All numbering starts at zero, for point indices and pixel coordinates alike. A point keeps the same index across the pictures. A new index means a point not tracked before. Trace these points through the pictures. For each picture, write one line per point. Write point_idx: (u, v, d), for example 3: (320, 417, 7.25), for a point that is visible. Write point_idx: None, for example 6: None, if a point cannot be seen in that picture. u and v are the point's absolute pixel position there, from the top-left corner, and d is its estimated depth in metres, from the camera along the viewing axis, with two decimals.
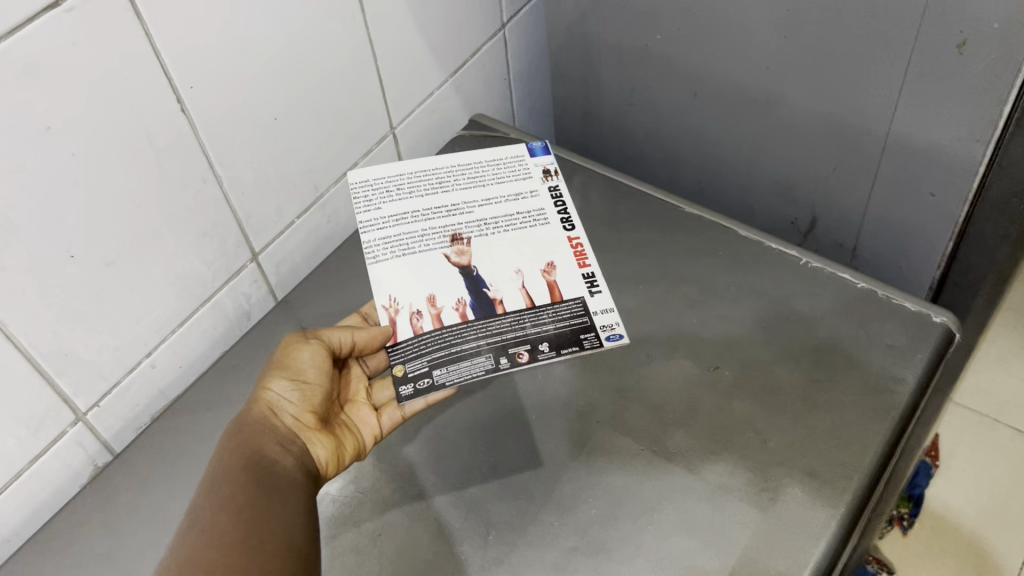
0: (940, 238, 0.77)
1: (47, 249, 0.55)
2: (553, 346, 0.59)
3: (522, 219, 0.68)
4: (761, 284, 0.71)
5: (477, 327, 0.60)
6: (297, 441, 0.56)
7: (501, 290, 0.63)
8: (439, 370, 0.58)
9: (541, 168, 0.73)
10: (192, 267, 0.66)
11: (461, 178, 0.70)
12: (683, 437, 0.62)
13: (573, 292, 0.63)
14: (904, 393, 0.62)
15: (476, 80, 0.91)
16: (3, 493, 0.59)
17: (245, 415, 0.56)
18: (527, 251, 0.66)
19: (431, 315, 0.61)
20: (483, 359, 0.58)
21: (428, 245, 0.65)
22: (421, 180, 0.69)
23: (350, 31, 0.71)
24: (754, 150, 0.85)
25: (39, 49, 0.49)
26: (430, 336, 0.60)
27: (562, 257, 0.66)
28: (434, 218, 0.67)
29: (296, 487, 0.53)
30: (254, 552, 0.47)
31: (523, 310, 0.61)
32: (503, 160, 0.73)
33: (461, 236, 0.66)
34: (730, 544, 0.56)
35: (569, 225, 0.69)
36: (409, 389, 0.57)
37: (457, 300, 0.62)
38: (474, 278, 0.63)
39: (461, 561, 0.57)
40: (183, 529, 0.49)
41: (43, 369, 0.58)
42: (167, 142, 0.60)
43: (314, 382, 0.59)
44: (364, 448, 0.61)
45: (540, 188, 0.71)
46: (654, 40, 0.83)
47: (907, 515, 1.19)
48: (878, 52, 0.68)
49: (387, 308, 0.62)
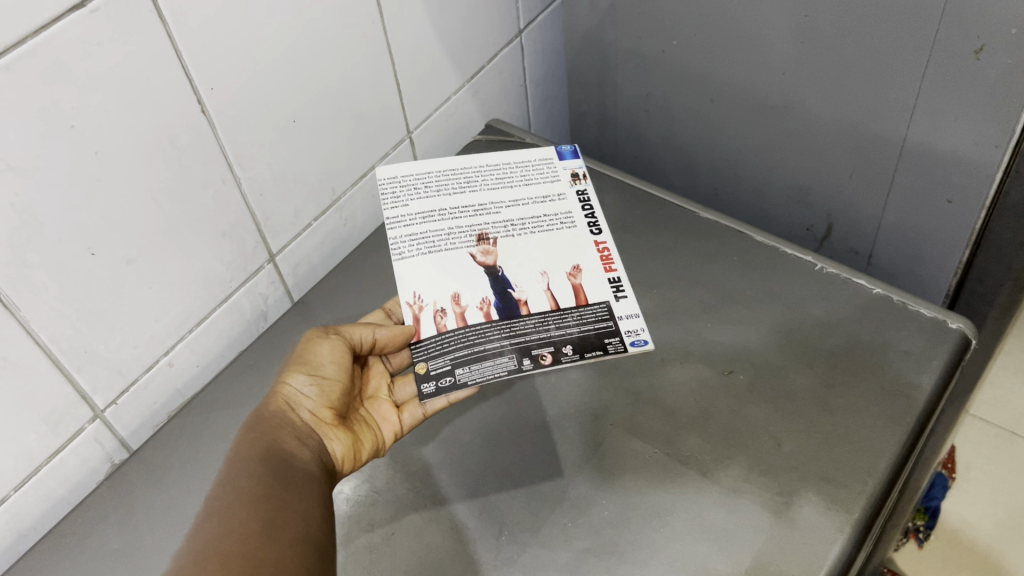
0: (958, 245, 0.77)
1: (70, 246, 0.55)
2: (576, 349, 0.59)
3: (548, 221, 0.69)
4: (776, 289, 0.71)
5: (501, 327, 0.60)
6: (314, 436, 0.58)
7: (526, 291, 0.63)
8: (462, 369, 0.58)
9: (570, 171, 0.73)
10: (210, 267, 0.67)
11: (490, 178, 0.71)
12: (697, 440, 0.62)
13: (598, 297, 0.63)
14: (921, 400, 0.62)
15: (493, 85, 0.92)
16: (22, 487, 0.59)
17: (263, 409, 0.57)
18: (553, 253, 0.66)
19: (455, 313, 0.61)
20: (506, 360, 0.58)
21: (454, 244, 0.66)
22: (449, 179, 0.70)
23: (369, 36, 0.72)
24: (770, 156, 0.85)
25: (65, 48, 0.50)
26: (453, 336, 0.60)
27: (587, 261, 0.66)
28: (460, 217, 0.67)
29: (311, 479, 0.54)
30: (270, 538, 0.47)
31: (549, 312, 0.61)
32: (533, 162, 0.73)
33: (487, 236, 0.67)
34: (744, 548, 0.55)
35: (596, 229, 0.69)
36: (430, 387, 0.57)
37: (481, 300, 0.62)
38: (501, 279, 0.63)
39: (474, 561, 0.57)
40: (200, 514, 0.49)
41: (63, 365, 0.58)
42: (188, 142, 0.61)
43: (333, 378, 0.60)
44: (383, 444, 0.62)
45: (568, 192, 0.71)
46: (670, 45, 0.83)
47: (922, 527, 1.18)
48: (895, 57, 0.68)
49: (411, 305, 0.62)
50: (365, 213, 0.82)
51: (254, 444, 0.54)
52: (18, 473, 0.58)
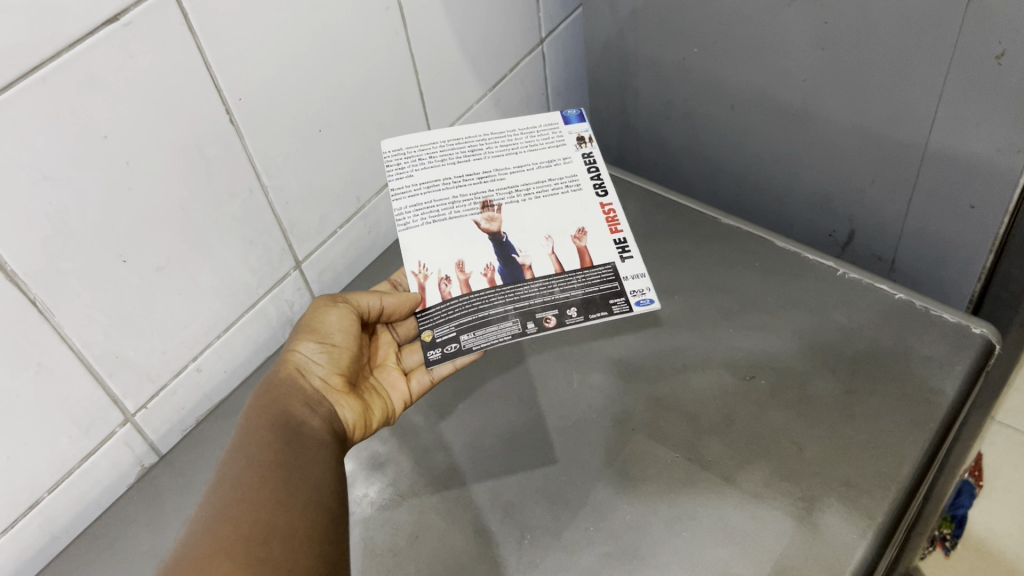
0: (981, 250, 0.77)
1: (101, 254, 0.57)
2: (581, 310, 0.61)
3: (554, 185, 0.68)
4: (798, 295, 0.71)
5: (505, 292, 0.62)
6: (324, 403, 0.58)
7: (530, 255, 0.64)
8: (467, 335, 0.60)
9: (575, 135, 0.71)
10: (238, 274, 0.68)
11: (495, 144, 0.69)
12: (719, 445, 0.62)
13: (604, 256, 0.64)
14: (943, 404, 0.62)
15: (515, 94, 0.93)
16: (54, 491, 0.61)
17: (274, 375, 0.58)
18: (559, 216, 0.67)
19: (459, 280, 0.63)
20: (510, 324, 0.60)
21: (458, 212, 0.66)
22: (455, 146, 0.68)
23: (393, 47, 0.73)
24: (792, 162, 0.85)
25: (97, 61, 0.52)
26: (457, 302, 0.62)
27: (594, 222, 0.66)
28: (466, 185, 0.67)
29: (322, 445, 0.54)
30: (282, 507, 0.48)
31: (553, 275, 0.63)
32: (537, 126, 0.71)
33: (491, 203, 0.66)
34: (766, 552, 0.56)
35: (602, 190, 0.69)
36: (436, 353, 0.60)
37: (486, 266, 0.63)
38: (504, 244, 0.64)
39: (497, 563, 0.58)
40: (213, 485, 0.50)
41: (95, 370, 0.60)
42: (217, 152, 0.62)
43: (341, 345, 0.61)
44: (392, 412, 0.64)
45: (574, 155, 0.70)
46: (691, 54, 0.84)
47: (949, 536, 1.18)
48: (915, 62, 0.68)
49: (416, 274, 0.63)
50: (388, 222, 0.84)
51: (264, 412, 0.54)
52: (52, 476, 0.60)
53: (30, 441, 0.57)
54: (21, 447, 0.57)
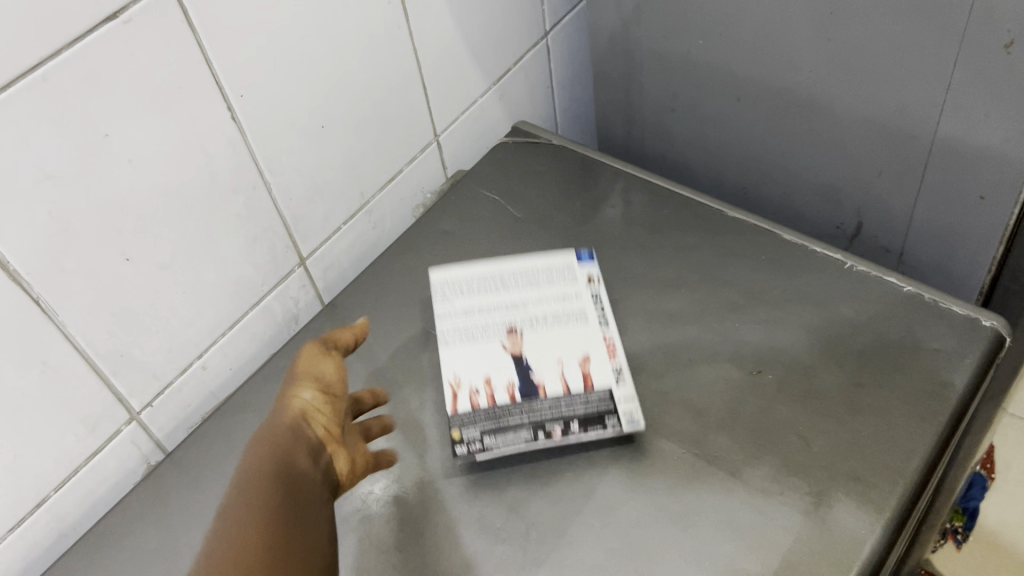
0: (991, 242, 0.76)
1: (105, 253, 0.57)
2: (581, 424, 0.62)
3: (566, 314, 0.70)
4: (805, 288, 0.71)
5: (523, 407, 0.63)
6: (325, 455, 0.56)
7: (542, 375, 0.65)
8: (489, 437, 0.61)
9: (587, 274, 0.73)
10: (241, 271, 0.68)
11: (521, 277, 0.73)
12: (725, 440, 0.61)
13: (601, 382, 0.64)
14: (952, 397, 0.61)
15: (518, 88, 0.92)
16: (61, 489, 0.61)
17: (271, 421, 0.56)
18: (568, 341, 0.68)
19: (486, 393, 0.64)
20: (525, 433, 0.61)
21: (488, 335, 0.68)
22: (489, 279, 0.73)
23: (395, 43, 0.73)
24: (799, 154, 0.84)
25: (98, 59, 0.51)
26: (484, 412, 0.63)
27: (596, 350, 0.67)
28: (495, 314, 0.70)
29: (321, 504, 0.52)
30: (290, 556, 0.46)
31: (559, 395, 0.63)
32: (553, 267, 0.74)
33: (516, 327, 0.69)
34: (774, 549, 0.55)
35: (607, 323, 0.69)
36: (461, 452, 0.61)
37: (508, 383, 0.64)
38: (524, 363, 0.66)
39: (503, 559, 0.57)
40: (213, 532, 0.48)
41: (99, 369, 0.60)
42: (219, 149, 0.62)
43: (336, 394, 0.61)
44: (354, 463, 0.59)
45: (585, 292, 0.72)
46: (696, 46, 0.83)
47: (961, 529, 1.16)
48: (922, 52, 0.67)
49: (450, 385, 0.65)
50: (393, 218, 0.83)
51: (265, 457, 0.52)
52: (59, 474, 0.60)
53: (35, 439, 0.57)
54: (28, 446, 0.57)
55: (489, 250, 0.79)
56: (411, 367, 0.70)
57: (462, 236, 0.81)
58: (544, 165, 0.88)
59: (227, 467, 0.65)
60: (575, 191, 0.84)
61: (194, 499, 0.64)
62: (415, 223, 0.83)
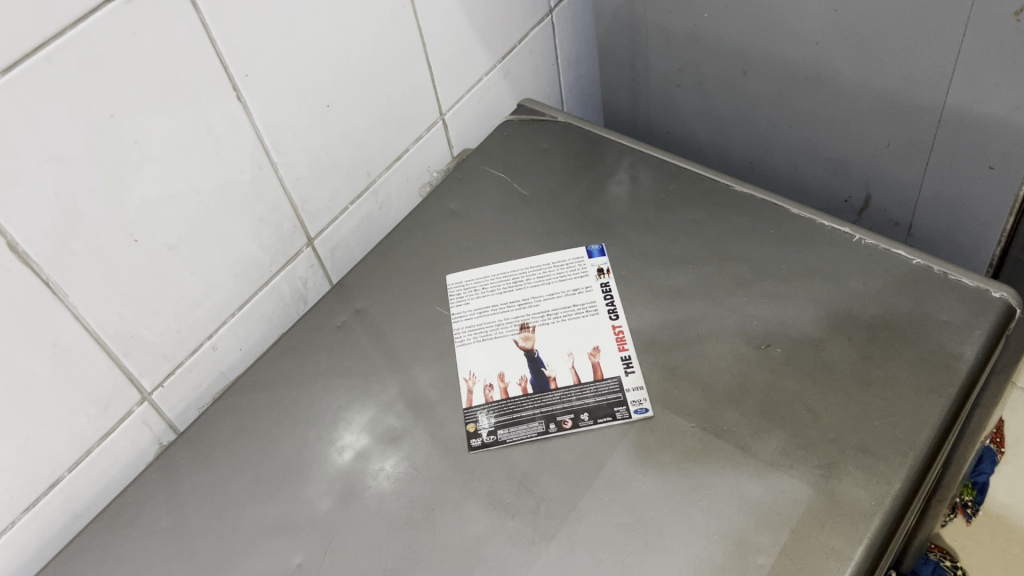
0: (1000, 213, 0.75)
1: (113, 234, 0.57)
2: (591, 415, 0.64)
3: (574, 309, 0.72)
4: (813, 262, 0.70)
5: (534, 399, 0.65)
6: None
7: (555, 369, 0.68)
8: (502, 430, 0.64)
9: (596, 268, 0.74)
10: (249, 252, 0.68)
11: (531, 275, 0.75)
12: (735, 414, 0.61)
13: (610, 372, 0.66)
14: (961, 369, 0.61)
15: (523, 65, 0.92)
16: (74, 469, 0.61)
17: None
18: (577, 336, 0.70)
19: (500, 388, 0.67)
20: (537, 425, 0.64)
21: (502, 332, 0.71)
22: (501, 278, 0.75)
23: (400, 20, 0.73)
24: (807, 128, 0.83)
25: (101, 39, 0.51)
26: (497, 405, 0.65)
27: (604, 343, 0.68)
28: (508, 312, 0.73)
29: None
30: None
31: (570, 387, 0.66)
32: (563, 261, 0.76)
33: (528, 324, 0.71)
34: (783, 522, 0.55)
35: (615, 314, 0.71)
36: (478, 441, 0.63)
37: (520, 377, 0.67)
38: (536, 359, 0.69)
39: (514, 533, 0.58)
40: None
41: (110, 351, 0.60)
42: (224, 129, 0.62)
43: None
44: None
45: (594, 284, 0.73)
46: (701, 19, 0.82)
47: (971, 502, 1.14)
48: (932, 20, 0.67)
49: (465, 380, 0.67)
50: (400, 197, 0.83)
51: None
52: (71, 454, 0.60)
53: (48, 421, 0.58)
54: (39, 427, 0.57)
55: (496, 230, 0.79)
56: (420, 345, 0.70)
57: (468, 215, 0.81)
58: (550, 143, 0.87)
59: (238, 448, 0.66)
60: (581, 167, 0.84)
61: (206, 479, 0.64)
62: (421, 202, 0.83)
